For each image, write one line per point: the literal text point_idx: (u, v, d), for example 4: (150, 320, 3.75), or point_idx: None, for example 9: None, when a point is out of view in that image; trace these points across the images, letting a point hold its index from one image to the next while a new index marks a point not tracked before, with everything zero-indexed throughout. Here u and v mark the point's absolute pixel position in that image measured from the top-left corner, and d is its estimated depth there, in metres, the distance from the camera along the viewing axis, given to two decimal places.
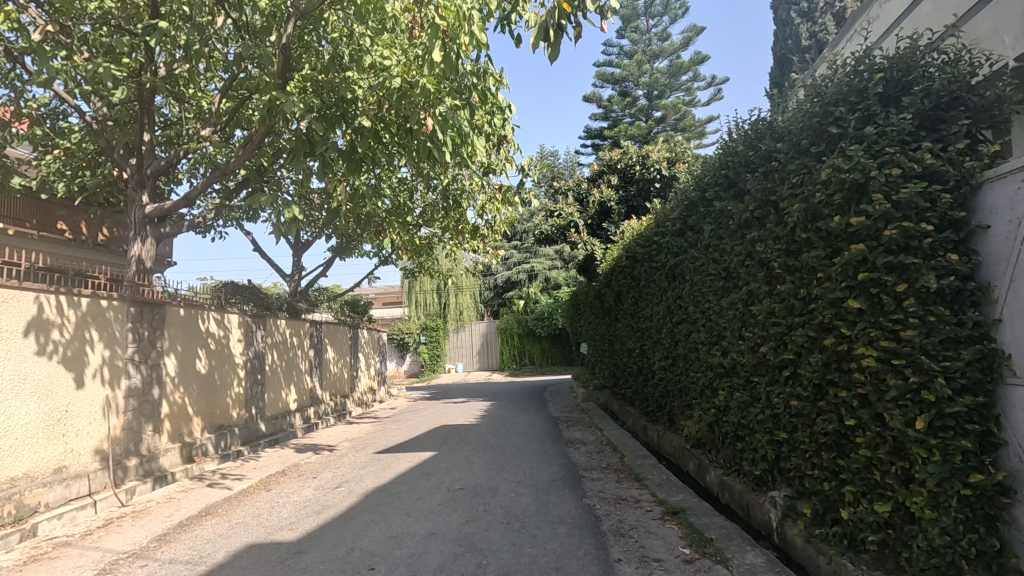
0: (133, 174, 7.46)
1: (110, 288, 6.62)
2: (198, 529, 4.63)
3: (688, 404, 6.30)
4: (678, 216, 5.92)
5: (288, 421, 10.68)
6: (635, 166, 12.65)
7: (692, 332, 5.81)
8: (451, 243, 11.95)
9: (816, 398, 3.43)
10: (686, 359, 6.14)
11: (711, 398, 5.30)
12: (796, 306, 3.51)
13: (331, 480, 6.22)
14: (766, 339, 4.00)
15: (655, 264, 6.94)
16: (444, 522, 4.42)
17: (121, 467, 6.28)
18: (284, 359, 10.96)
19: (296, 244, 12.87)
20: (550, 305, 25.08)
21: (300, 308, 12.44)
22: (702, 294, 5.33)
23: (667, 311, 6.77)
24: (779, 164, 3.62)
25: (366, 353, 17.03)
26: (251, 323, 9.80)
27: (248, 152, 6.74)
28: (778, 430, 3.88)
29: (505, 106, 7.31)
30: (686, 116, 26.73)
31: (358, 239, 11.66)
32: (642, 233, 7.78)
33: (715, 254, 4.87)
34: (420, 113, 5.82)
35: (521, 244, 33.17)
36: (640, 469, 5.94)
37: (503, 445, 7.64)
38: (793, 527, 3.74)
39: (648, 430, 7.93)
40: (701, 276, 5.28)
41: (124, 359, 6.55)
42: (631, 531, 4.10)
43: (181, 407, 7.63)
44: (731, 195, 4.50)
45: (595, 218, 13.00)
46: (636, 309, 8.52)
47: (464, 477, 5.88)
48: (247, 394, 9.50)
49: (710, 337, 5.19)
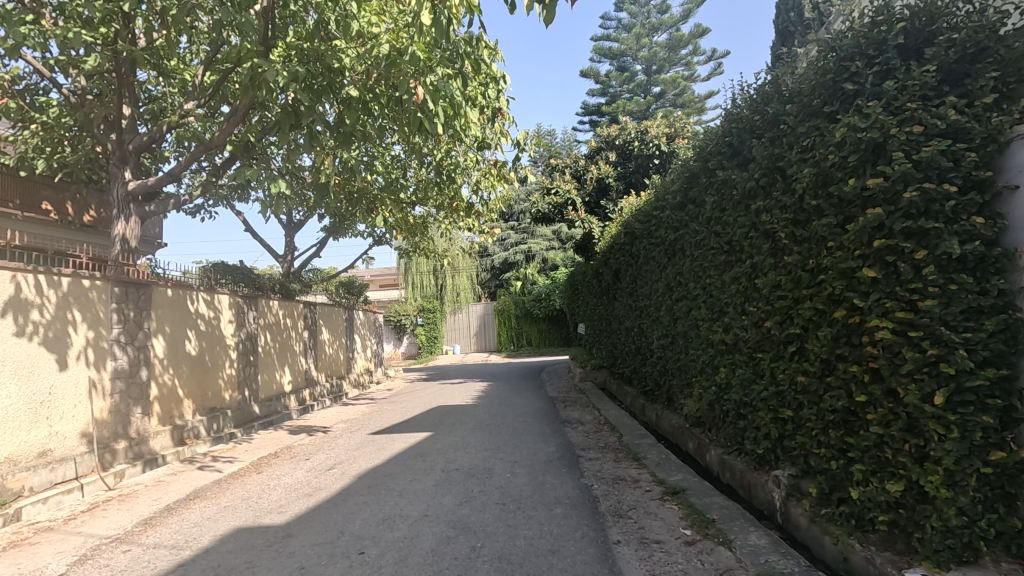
0: (114, 150, 7.22)
1: (92, 267, 6.41)
2: (185, 513, 4.51)
3: (687, 383, 6.17)
4: (679, 189, 5.70)
5: (283, 403, 10.57)
6: (634, 142, 12.40)
7: (693, 308, 5.65)
8: (446, 221, 11.74)
9: (824, 373, 3.29)
10: (686, 336, 5.99)
11: (711, 376, 5.18)
12: (803, 278, 3.35)
13: (324, 462, 6.10)
14: (770, 314, 3.84)
15: (655, 240, 6.75)
16: (438, 504, 4.30)
17: (109, 450, 6.15)
18: (277, 341, 10.80)
19: (288, 223, 12.63)
20: (548, 286, 24.92)
21: (293, 289, 12.26)
22: (703, 268, 5.16)
23: (667, 288, 6.60)
24: (788, 127, 3.42)
25: (362, 335, 16.90)
26: (243, 304, 9.63)
27: (232, 126, 6.47)
28: (783, 407, 3.75)
29: (500, 76, 7.04)
30: (686, 91, 26.25)
31: (352, 218, 11.42)
32: (641, 209, 7.57)
33: (717, 226, 4.68)
34: (410, 82, 5.61)
35: (518, 224, 32.88)
36: (638, 448, 5.84)
37: (499, 425, 7.54)
38: (797, 507, 3.63)
39: (646, 409, 7.83)
40: (703, 250, 5.10)
41: (109, 341, 6.38)
42: (629, 512, 3.99)
43: (171, 389, 7.49)
44: (734, 164, 4.30)
45: (593, 195, 12.78)
46: (635, 287, 8.34)
47: (459, 457, 5.77)
48: (240, 376, 9.36)
49: (711, 313, 5.04)
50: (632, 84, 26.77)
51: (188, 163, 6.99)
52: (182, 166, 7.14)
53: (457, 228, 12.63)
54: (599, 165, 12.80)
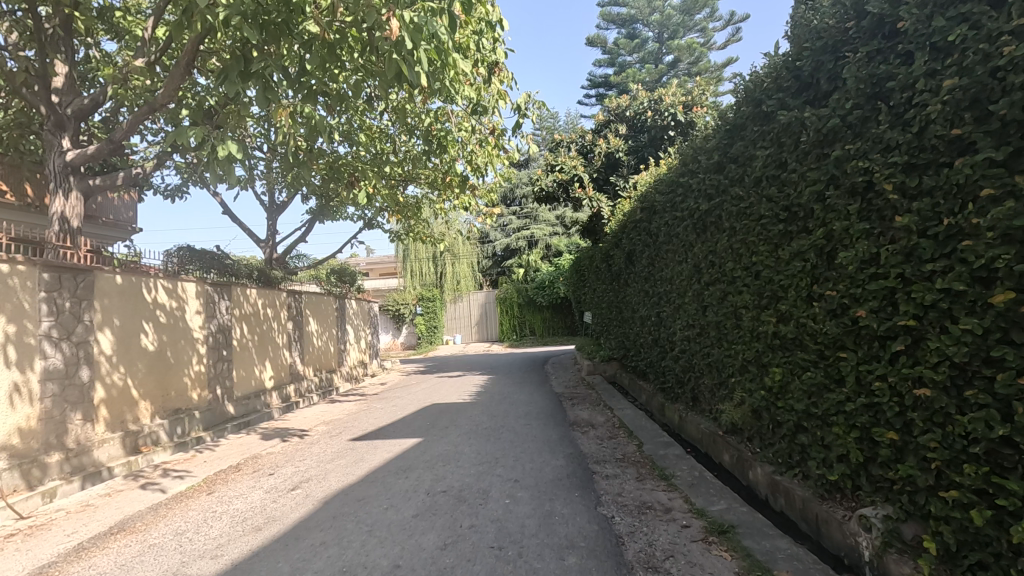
0: (48, 114, 6.20)
1: (15, 250, 5.41)
2: (95, 557, 3.54)
3: (720, 382, 5.20)
4: (714, 146, 4.67)
5: (262, 402, 9.65)
6: (646, 112, 11.28)
7: (731, 294, 4.67)
8: (440, 201, 10.73)
9: (954, 384, 2.32)
10: (721, 327, 5.01)
11: (758, 376, 4.21)
12: (925, 248, 2.36)
13: (290, 478, 5.16)
14: (857, 300, 2.86)
15: (679, 214, 5.73)
16: (416, 548, 3.33)
17: (38, 465, 5.21)
18: (255, 333, 9.85)
19: (269, 205, 11.66)
20: (552, 273, 23.92)
21: (276, 276, 11.29)
22: (749, 242, 4.17)
23: (696, 270, 5.59)
24: (906, 29, 2.40)
25: (356, 325, 15.97)
26: (214, 292, 8.66)
27: (177, 81, 5.43)
28: (877, 427, 2.77)
29: (496, 22, 5.99)
30: (700, 60, 24.99)
31: (337, 197, 10.40)
32: (662, 179, 6.51)
33: (773, 187, 3.67)
34: (382, 13, 4.53)
35: (520, 209, 31.80)
36: (664, 462, 4.87)
37: (498, 429, 6.59)
38: (899, 562, 2.68)
39: (667, 410, 6.88)
40: (750, 219, 4.10)
41: (37, 337, 5.41)
42: (666, 563, 3.02)
43: (123, 391, 6.54)
44: (803, 101, 3.27)
45: (602, 171, 11.71)
46: (652, 271, 7.32)
47: (451, 473, 4.83)
48: (211, 373, 8.41)
49: (760, 299, 4.06)
50: (642, 53, 25.56)
51: (131, 129, 5.93)
52: (127, 133, 6.08)
53: (453, 210, 11.66)
54: (607, 139, 11.72)
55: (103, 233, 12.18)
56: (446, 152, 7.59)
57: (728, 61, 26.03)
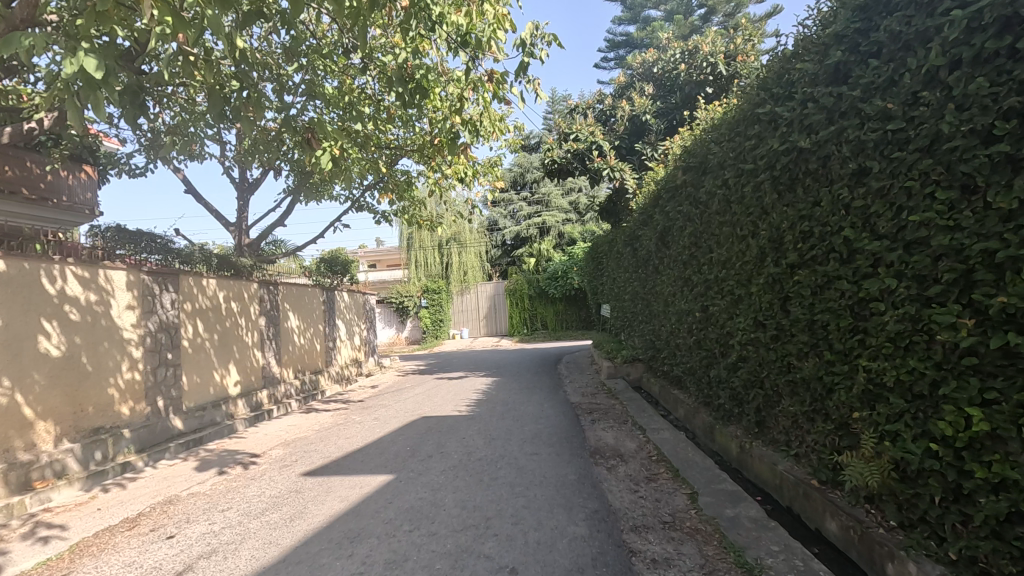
0: None
1: None
2: None
3: (814, 409, 3.55)
4: (825, 42, 3.00)
5: (220, 412, 8.14)
6: (678, 67, 9.43)
7: (846, 277, 3.02)
8: (434, 175, 9.14)
9: None
10: (820, 329, 3.36)
11: (912, 413, 2.57)
12: None
13: (191, 547, 3.59)
14: None
15: (747, 165, 4.02)
16: None
17: None
18: (214, 333, 8.33)
19: (239, 182, 10.14)
20: (566, 263, 22.38)
21: (247, 263, 9.78)
22: (900, 191, 2.53)
23: (772, 246, 3.91)
24: None
25: (348, 320, 14.44)
26: (154, 283, 7.11)
27: None
28: None
29: None
30: (734, 16, 23.04)
31: (314, 169, 8.82)
32: (720, 123, 4.78)
33: (980, 75, 2.07)
34: None
35: (531, 195, 30.14)
36: (737, 535, 3.22)
37: (496, 460, 4.99)
38: None
39: (717, 434, 5.26)
40: (908, 149, 2.45)
41: None
42: None
43: (7, 412, 5.02)
44: None
45: (625, 139, 10.06)
46: (696, 251, 5.65)
47: (429, 545, 3.27)
48: (149, 382, 6.86)
49: (928, 283, 2.43)
50: (671, 6, 24.06)
51: None
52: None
53: (453, 187, 10.06)
54: (631, 101, 10.03)
55: (56, 217, 10.65)
56: (419, 92, 6.10)
57: (765, 16, 23.64)
